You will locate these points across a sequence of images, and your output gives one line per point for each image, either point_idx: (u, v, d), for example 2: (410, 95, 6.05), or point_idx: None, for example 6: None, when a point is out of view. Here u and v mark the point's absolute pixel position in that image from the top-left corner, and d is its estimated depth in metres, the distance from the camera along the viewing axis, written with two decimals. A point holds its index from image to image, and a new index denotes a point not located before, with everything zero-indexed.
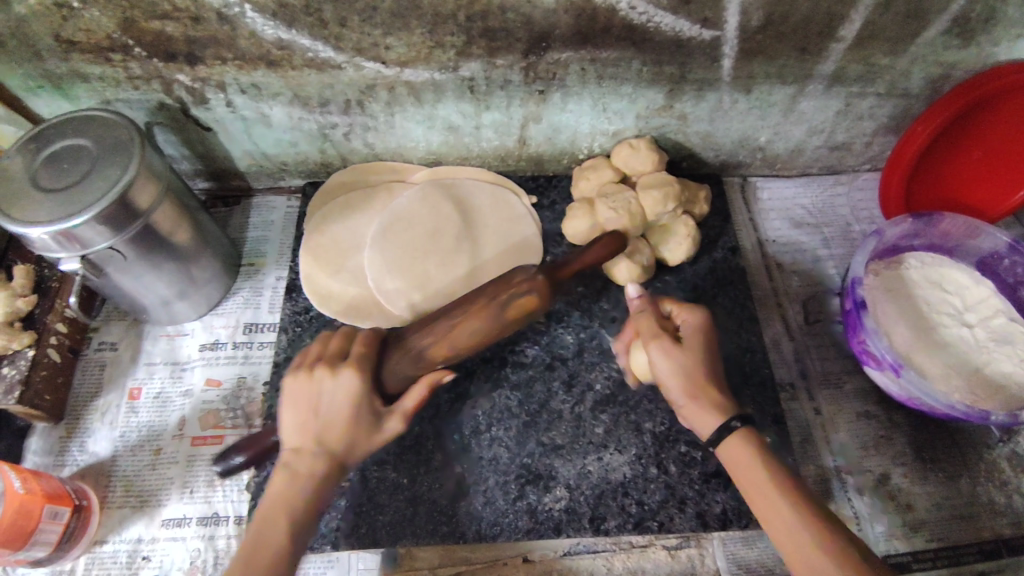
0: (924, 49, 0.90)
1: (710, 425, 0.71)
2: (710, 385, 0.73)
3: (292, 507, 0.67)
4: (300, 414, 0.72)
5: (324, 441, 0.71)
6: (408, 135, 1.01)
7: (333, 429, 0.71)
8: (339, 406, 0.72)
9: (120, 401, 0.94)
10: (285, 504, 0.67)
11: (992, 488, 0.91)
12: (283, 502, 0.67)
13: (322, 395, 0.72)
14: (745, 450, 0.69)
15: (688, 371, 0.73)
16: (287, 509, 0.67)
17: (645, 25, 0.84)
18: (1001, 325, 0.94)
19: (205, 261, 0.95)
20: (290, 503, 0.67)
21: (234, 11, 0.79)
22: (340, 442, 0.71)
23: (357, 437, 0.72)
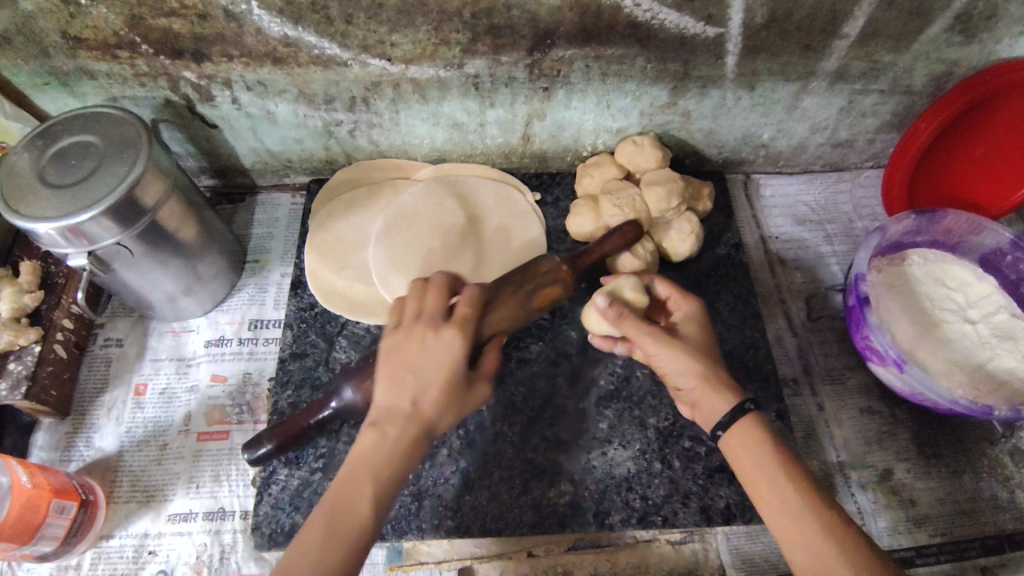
0: (927, 46, 0.90)
1: (723, 408, 0.69)
2: (715, 364, 0.72)
3: (381, 471, 0.64)
4: (396, 373, 0.68)
5: (419, 404, 0.66)
6: (413, 132, 1.01)
7: (430, 393, 0.66)
8: (437, 367, 0.67)
9: (125, 397, 0.94)
10: (371, 466, 0.64)
11: (995, 484, 0.91)
12: (372, 464, 0.64)
13: (420, 354, 0.68)
14: (755, 435, 0.68)
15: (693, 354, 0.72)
16: (376, 474, 0.64)
17: (650, 22, 0.84)
18: (1003, 322, 0.95)
19: (210, 257, 0.96)
20: (377, 466, 0.64)
21: (241, 8, 0.80)
22: (433, 407, 0.66)
23: (451, 405, 0.68)
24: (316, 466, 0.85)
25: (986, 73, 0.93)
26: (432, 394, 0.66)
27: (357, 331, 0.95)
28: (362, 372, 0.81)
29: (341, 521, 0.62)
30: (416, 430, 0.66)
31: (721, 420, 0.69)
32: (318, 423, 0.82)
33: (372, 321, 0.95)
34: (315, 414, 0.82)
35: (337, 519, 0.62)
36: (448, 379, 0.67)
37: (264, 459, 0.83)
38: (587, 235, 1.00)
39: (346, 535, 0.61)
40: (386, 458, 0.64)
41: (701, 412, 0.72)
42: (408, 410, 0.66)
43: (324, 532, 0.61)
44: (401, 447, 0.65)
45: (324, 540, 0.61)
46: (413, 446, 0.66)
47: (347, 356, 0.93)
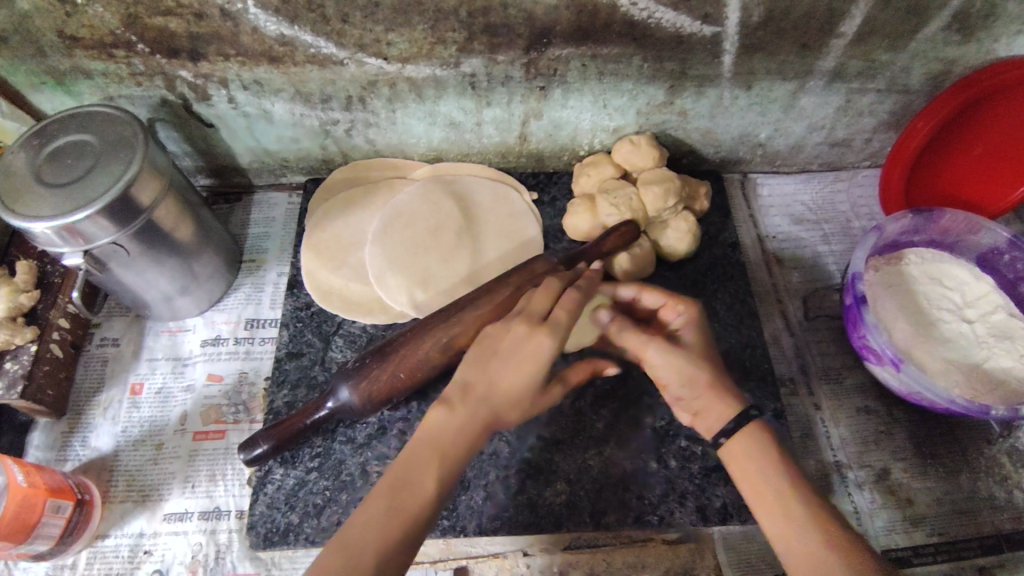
0: (924, 45, 0.90)
1: (727, 416, 0.69)
2: (717, 372, 0.72)
3: (444, 454, 0.66)
4: (480, 357, 0.71)
5: (495, 388, 0.69)
6: (410, 131, 1.01)
7: (505, 385, 0.69)
8: (519, 356, 0.69)
9: (122, 396, 0.94)
10: (435, 449, 0.66)
11: (992, 483, 0.91)
12: (439, 447, 0.66)
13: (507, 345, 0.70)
14: (759, 444, 0.68)
15: (697, 364, 0.71)
16: (440, 454, 0.65)
17: (646, 21, 0.84)
18: (1000, 321, 0.95)
19: (207, 257, 0.96)
20: (442, 450, 0.66)
21: (237, 7, 0.80)
22: (501, 399, 0.69)
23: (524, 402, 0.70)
24: (312, 465, 0.85)
25: (983, 71, 0.93)
26: (506, 388, 0.69)
27: (353, 330, 0.95)
28: (359, 374, 0.82)
29: (405, 501, 0.63)
30: (483, 418, 0.68)
31: (726, 428, 0.69)
32: (313, 424, 0.83)
33: (367, 321, 0.95)
34: (311, 415, 0.82)
35: (400, 498, 0.63)
36: (532, 374, 0.69)
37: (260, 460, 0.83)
38: (584, 235, 1.00)
39: (408, 515, 0.62)
40: (451, 442, 0.66)
41: (703, 421, 0.71)
42: (479, 392, 0.69)
43: (387, 509, 0.62)
44: (465, 434, 0.67)
45: (387, 519, 0.62)
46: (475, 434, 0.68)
47: (343, 356, 0.93)
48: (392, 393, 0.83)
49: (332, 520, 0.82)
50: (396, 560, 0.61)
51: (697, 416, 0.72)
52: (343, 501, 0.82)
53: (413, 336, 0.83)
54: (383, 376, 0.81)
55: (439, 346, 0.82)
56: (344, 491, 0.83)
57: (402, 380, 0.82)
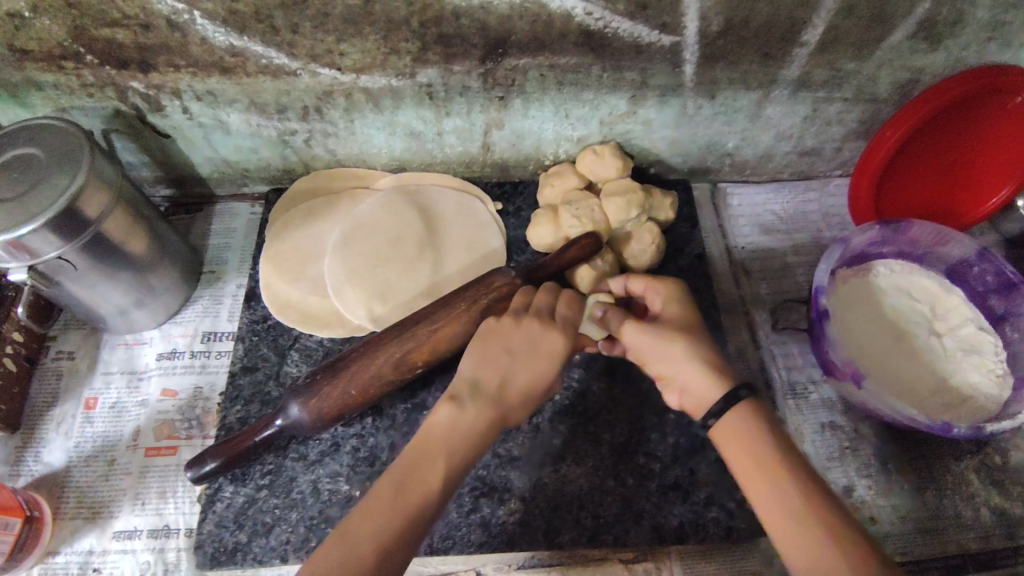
0: (890, 53, 0.88)
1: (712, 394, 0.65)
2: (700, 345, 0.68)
3: (451, 457, 0.65)
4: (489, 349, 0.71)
5: (506, 388, 0.69)
6: (370, 141, 1.00)
7: (518, 388, 0.69)
8: (535, 356, 0.70)
9: (76, 411, 0.93)
10: (442, 450, 0.65)
11: (960, 501, 0.89)
12: (448, 449, 0.65)
13: (521, 343, 0.70)
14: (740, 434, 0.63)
15: (676, 333, 0.68)
16: (447, 458, 0.64)
17: (603, 31, 0.83)
18: (969, 335, 0.93)
19: (163, 270, 0.95)
20: (449, 451, 0.65)
21: (184, 18, 0.78)
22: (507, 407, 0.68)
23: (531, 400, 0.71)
24: (263, 483, 0.83)
25: (967, 74, 0.88)
26: (518, 400, 0.69)
27: (310, 344, 0.94)
28: (309, 391, 0.80)
29: (406, 503, 0.61)
30: (493, 424, 0.68)
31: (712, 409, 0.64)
32: (263, 442, 0.81)
33: (325, 334, 0.94)
34: (260, 433, 0.80)
35: (403, 499, 0.61)
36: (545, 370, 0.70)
37: (208, 478, 0.81)
38: (546, 246, 0.98)
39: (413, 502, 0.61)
40: (460, 446, 0.65)
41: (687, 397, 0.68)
42: (490, 394, 0.68)
43: (390, 511, 0.60)
44: (472, 441, 0.66)
45: (389, 521, 0.60)
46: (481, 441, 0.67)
47: (298, 371, 0.92)
48: (343, 410, 0.81)
49: (281, 539, 0.81)
50: (390, 555, 0.59)
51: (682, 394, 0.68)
52: (292, 520, 0.81)
53: (366, 353, 0.81)
54: (335, 394, 0.80)
55: (392, 362, 0.81)
56: (294, 510, 0.82)
57: (352, 398, 0.80)
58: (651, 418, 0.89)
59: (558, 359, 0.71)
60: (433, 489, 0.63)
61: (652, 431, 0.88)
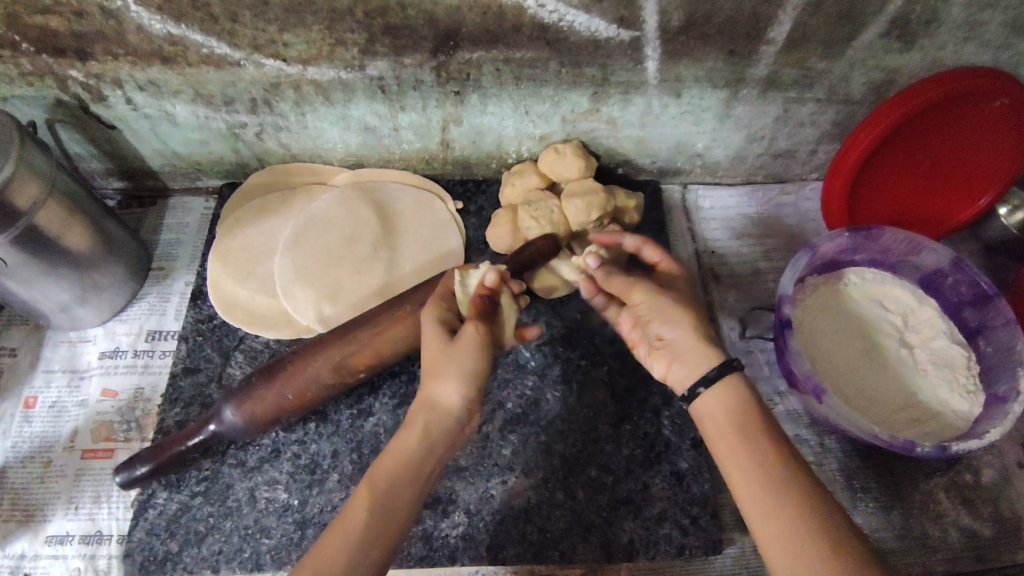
0: (862, 52, 0.84)
1: (708, 362, 0.66)
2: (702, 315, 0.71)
3: (379, 477, 0.64)
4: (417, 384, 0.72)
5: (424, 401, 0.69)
6: (325, 136, 0.96)
7: (430, 384, 0.69)
8: (429, 351, 0.71)
9: (14, 409, 0.90)
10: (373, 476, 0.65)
11: (927, 521, 0.86)
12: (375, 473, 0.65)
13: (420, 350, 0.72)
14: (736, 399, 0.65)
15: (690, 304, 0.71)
16: (377, 479, 0.64)
17: (558, 25, 0.79)
18: (941, 348, 0.89)
19: (107, 266, 0.92)
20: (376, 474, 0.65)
21: (118, 5, 0.75)
22: (438, 426, 0.68)
23: (449, 366, 0.68)
24: (197, 489, 0.81)
25: (941, 77, 0.84)
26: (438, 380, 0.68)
27: (255, 346, 0.91)
28: (243, 394, 0.77)
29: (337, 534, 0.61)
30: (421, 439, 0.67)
31: (707, 374, 0.65)
32: (193, 447, 0.78)
33: (271, 336, 0.91)
34: (190, 438, 0.78)
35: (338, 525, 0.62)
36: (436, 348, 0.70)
37: (138, 483, 0.79)
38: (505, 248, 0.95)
39: (347, 527, 0.61)
40: (383, 471, 0.65)
41: (678, 363, 0.68)
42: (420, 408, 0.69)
43: (328, 543, 0.61)
44: (402, 465, 0.65)
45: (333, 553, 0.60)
46: (419, 468, 0.66)
47: (241, 373, 0.89)
48: (279, 414, 0.78)
49: (214, 548, 0.78)
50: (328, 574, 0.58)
51: (673, 362, 0.68)
52: (225, 529, 0.78)
53: (306, 355, 0.79)
54: (270, 396, 0.77)
55: (331, 364, 0.78)
56: (229, 518, 0.79)
57: (287, 400, 0.77)
58: (605, 428, 0.85)
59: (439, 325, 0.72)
60: (364, 508, 0.62)
61: (607, 441, 0.84)
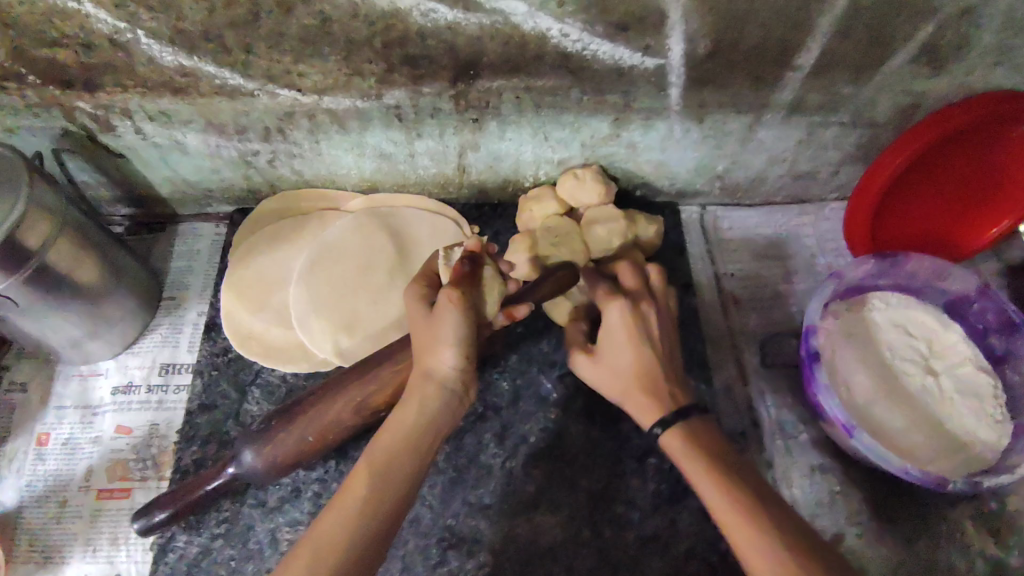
0: (890, 78, 0.82)
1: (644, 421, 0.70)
2: (643, 374, 0.70)
3: (382, 454, 0.63)
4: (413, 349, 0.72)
5: (423, 369, 0.68)
6: (338, 162, 0.94)
7: (427, 356, 0.68)
8: (417, 320, 0.70)
9: (27, 447, 0.88)
10: (379, 449, 0.64)
11: (953, 552, 0.85)
12: (379, 449, 0.64)
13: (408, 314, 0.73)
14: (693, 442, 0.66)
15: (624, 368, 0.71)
16: (380, 457, 0.63)
17: (581, 53, 0.77)
18: (968, 375, 0.88)
19: (117, 298, 0.89)
20: (378, 448, 0.64)
21: (127, 37, 0.74)
22: (437, 400, 0.66)
23: (433, 337, 0.67)
24: (218, 532, 0.80)
25: (975, 101, 0.82)
26: (429, 350, 0.67)
27: (272, 380, 0.90)
28: (263, 437, 0.76)
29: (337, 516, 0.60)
30: (425, 411, 0.66)
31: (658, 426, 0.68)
32: (212, 492, 0.77)
33: (288, 369, 0.89)
34: (208, 482, 0.76)
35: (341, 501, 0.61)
36: (421, 316, 0.70)
37: (157, 529, 0.78)
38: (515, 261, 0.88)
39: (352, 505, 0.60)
40: (384, 452, 0.63)
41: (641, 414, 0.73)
42: (418, 376, 0.68)
43: (330, 529, 0.59)
44: (401, 445, 0.64)
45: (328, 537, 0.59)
46: (419, 444, 0.65)
47: (258, 410, 0.88)
48: (299, 457, 0.77)
49: None
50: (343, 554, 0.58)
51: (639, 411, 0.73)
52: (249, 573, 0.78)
53: (326, 395, 0.77)
54: (290, 439, 0.75)
55: (353, 405, 0.76)
56: (252, 561, 0.78)
57: (310, 443, 0.76)
58: (630, 462, 0.84)
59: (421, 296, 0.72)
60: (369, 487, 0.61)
61: (632, 476, 0.83)
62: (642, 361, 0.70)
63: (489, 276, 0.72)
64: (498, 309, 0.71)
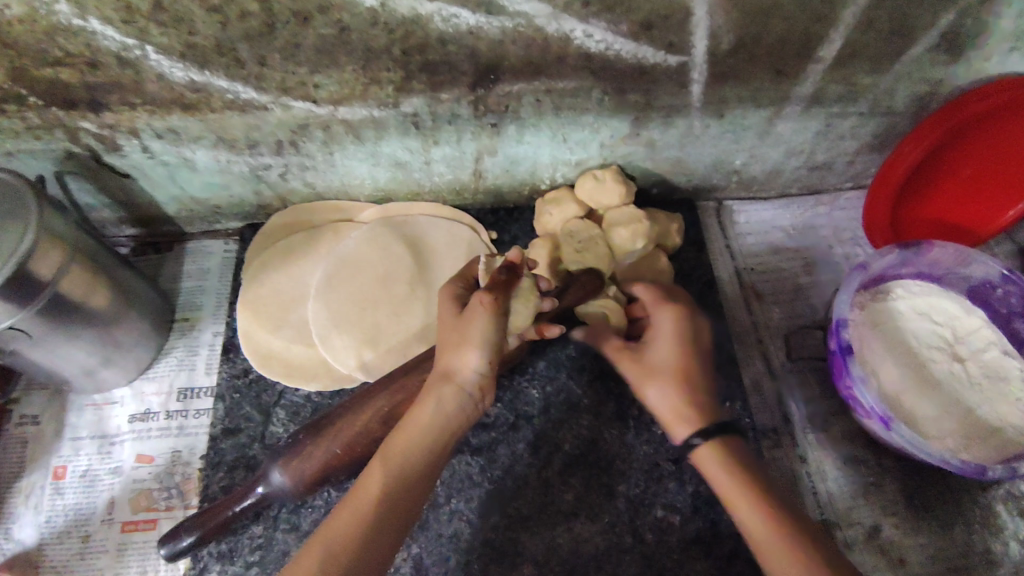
0: (909, 66, 0.82)
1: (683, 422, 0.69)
2: (688, 379, 0.70)
3: (398, 450, 0.64)
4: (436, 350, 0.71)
5: (442, 367, 0.67)
6: (352, 173, 0.92)
7: (449, 356, 0.66)
8: (445, 322, 0.69)
9: (44, 481, 0.85)
10: (394, 446, 0.64)
11: (988, 536, 0.85)
12: (394, 446, 0.64)
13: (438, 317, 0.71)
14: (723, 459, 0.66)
15: (671, 368, 0.71)
16: (396, 453, 0.64)
17: (604, 53, 0.75)
18: (993, 360, 0.88)
19: (130, 323, 0.86)
20: (394, 444, 0.64)
21: (135, 54, 0.70)
22: (454, 401, 0.66)
23: (459, 338, 0.66)
24: (253, 559, 0.79)
25: (985, 89, 0.83)
26: (451, 349, 0.66)
27: (296, 400, 0.88)
28: (290, 452, 0.74)
29: (350, 516, 0.61)
30: (442, 411, 0.65)
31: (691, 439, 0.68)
32: (240, 513, 0.74)
33: (312, 388, 0.87)
34: (238, 502, 0.74)
35: (355, 494, 0.62)
36: (449, 318, 0.68)
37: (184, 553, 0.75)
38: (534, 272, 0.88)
39: (366, 500, 0.61)
40: (400, 449, 0.64)
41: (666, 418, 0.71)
42: (440, 377, 0.67)
43: (343, 518, 0.61)
44: (415, 447, 0.64)
45: (341, 533, 0.60)
46: (433, 443, 0.65)
47: (285, 431, 0.86)
48: (327, 472, 0.74)
49: None
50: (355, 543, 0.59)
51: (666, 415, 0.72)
52: None
53: (352, 408, 0.75)
54: (316, 452, 0.72)
55: (378, 415, 0.74)
56: None
57: (336, 457, 0.73)
58: (667, 465, 0.83)
59: (450, 300, 0.70)
60: (383, 484, 0.62)
61: (670, 479, 0.82)
62: (686, 364, 0.71)
63: (524, 288, 0.69)
64: (528, 324, 0.69)
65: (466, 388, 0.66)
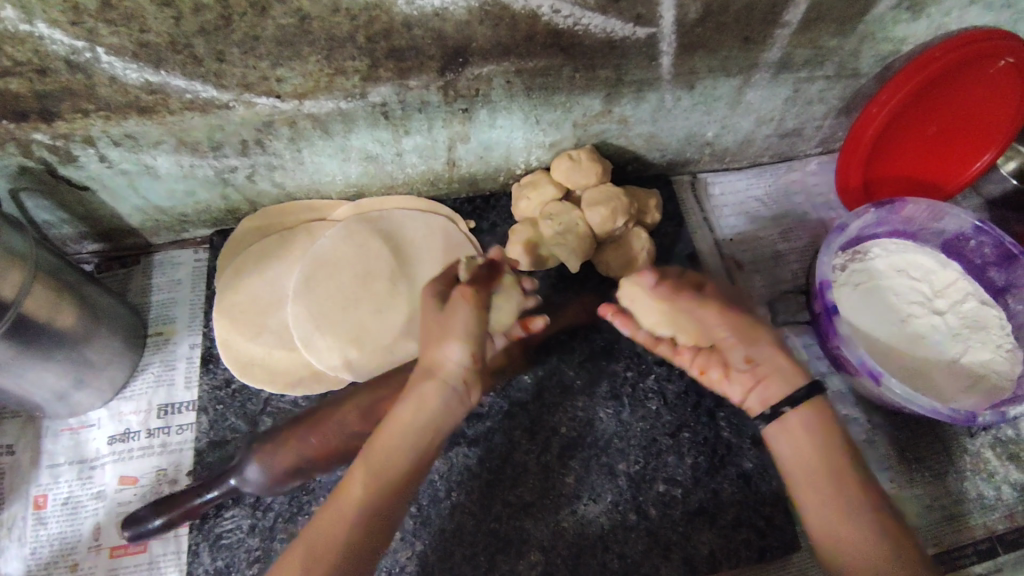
0: (873, 26, 0.83)
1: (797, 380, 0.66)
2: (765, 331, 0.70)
3: (382, 449, 0.62)
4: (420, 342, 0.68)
5: (427, 362, 0.64)
6: (322, 169, 0.89)
7: (431, 351, 0.64)
8: (428, 316, 0.66)
9: (24, 512, 0.81)
10: (378, 445, 0.62)
11: (980, 481, 0.87)
12: (376, 446, 0.62)
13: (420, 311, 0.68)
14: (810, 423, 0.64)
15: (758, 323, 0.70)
16: (382, 452, 0.61)
17: (573, 29, 0.74)
18: (971, 309, 0.90)
19: (102, 340, 0.83)
20: (376, 442, 0.62)
21: (86, 57, 0.66)
22: (437, 397, 0.63)
23: (439, 332, 0.63)
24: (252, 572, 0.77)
25: (951, 42, 0.83)
26: (433, 343, 0.63)
27: (283, 406, 0.86)
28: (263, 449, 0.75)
29: (332, 523, 0.59)
30: (426, 409, 0.63)
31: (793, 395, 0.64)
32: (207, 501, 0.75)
33: (298, 394, 0.85)
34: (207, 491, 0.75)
35: (340, 495, 0.60)
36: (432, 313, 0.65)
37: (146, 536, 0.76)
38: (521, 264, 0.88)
39: (350, 502, 0.60)
40: (384, 448, 0.62)
41: (765, 388, 0.66)
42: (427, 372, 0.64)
43: (328, 522, 0.59)
44: (397, 447, 0.62)
45: (326, 536, 0.58)
46: (419, 440, 0.63)
47: None
48: (301, 467, 0.75)
49: None
50: (342, 548, 0.58)
51: (755, 386, 0.67)
52: None
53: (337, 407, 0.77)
54: (293, 434, 0.75)
55: (359, 408, 0.76)
56: None
57: (311, 446, 0.74)
58: (664, 440, 0.83)
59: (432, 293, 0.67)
60: (367, 485, 0.60)
61: (669, 453, 0.82)
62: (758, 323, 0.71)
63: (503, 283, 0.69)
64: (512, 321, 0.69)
65: (452, 383, 0.63)
